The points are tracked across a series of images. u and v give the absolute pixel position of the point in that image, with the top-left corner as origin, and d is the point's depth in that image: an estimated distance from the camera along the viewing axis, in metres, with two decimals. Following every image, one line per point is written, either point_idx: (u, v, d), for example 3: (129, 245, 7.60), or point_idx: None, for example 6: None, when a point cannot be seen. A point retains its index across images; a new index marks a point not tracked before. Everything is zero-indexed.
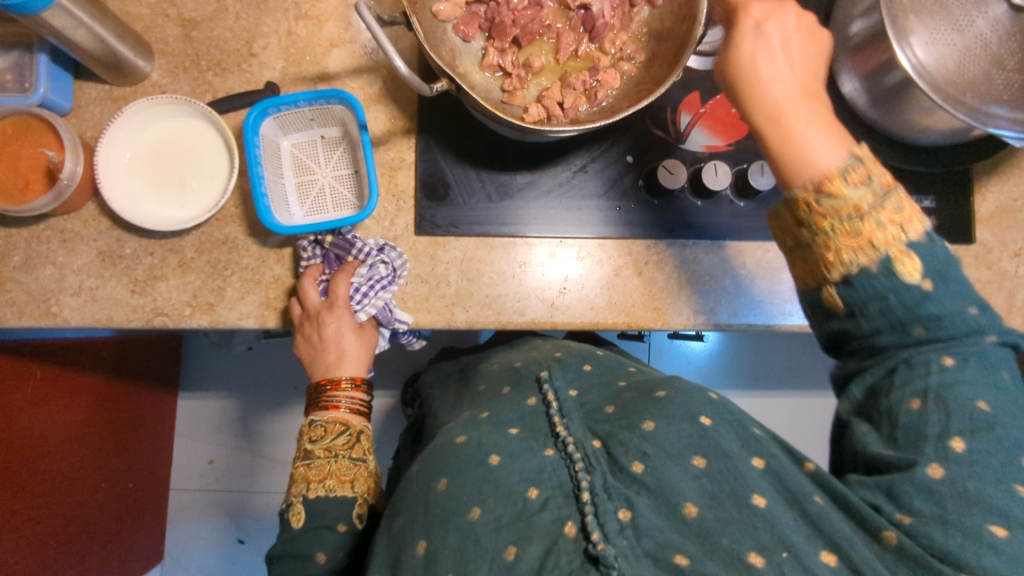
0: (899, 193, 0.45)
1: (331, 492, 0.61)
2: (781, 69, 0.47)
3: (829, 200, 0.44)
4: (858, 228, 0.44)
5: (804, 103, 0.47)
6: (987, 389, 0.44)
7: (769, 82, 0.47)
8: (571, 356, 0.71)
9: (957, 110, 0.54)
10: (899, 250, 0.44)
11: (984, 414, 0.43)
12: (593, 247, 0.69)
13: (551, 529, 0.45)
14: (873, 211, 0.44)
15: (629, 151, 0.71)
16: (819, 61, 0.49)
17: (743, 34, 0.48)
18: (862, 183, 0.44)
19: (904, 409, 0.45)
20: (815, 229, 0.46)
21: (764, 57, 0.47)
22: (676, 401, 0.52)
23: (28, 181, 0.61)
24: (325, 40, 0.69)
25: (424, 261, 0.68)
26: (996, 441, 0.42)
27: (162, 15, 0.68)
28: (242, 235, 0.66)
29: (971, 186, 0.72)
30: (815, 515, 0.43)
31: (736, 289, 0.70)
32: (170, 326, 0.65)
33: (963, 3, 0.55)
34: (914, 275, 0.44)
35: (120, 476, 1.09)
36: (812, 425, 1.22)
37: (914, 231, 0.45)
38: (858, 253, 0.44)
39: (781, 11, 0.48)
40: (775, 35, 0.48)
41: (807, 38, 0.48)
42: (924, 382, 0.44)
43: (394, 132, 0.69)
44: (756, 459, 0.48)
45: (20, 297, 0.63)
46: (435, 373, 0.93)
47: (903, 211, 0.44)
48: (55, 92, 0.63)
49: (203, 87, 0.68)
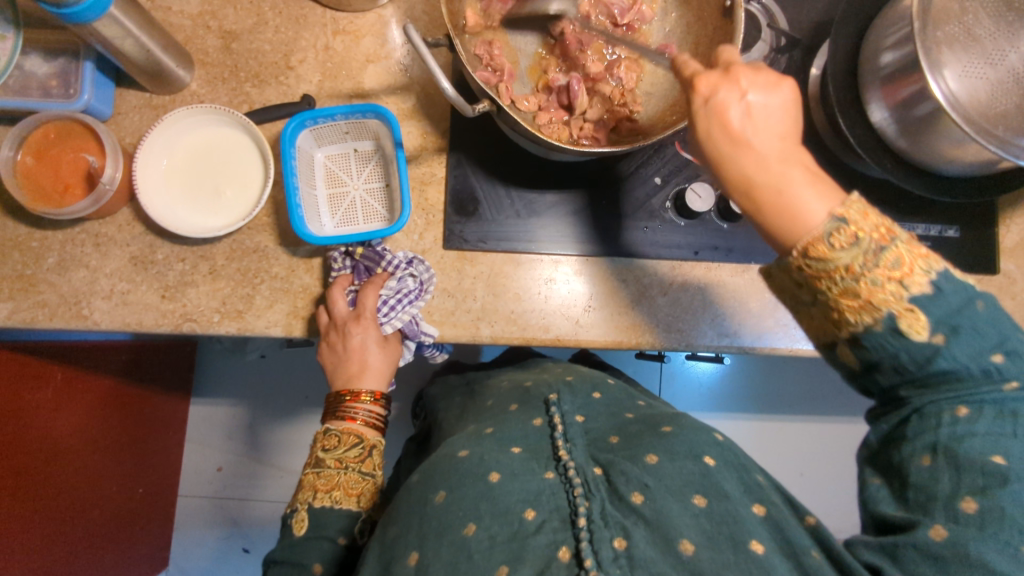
0: (897, 244, 0.42)
1: (336, 503, 0.62)
2: (747, 138, 0.43)
3: (817, 264, 0.42)
4: (854, 289, 0.42)
5: (797, 173, 0.43)
6: (1004, 440, 0.42)
7: (734, 156, 0.44)
8: (582, 382, 0.71)
9: (989, 142, 0.55)
10: (902, 306, 0.42)
11: (1000, 467, 0.41)
12: (619, 267, 0.70)
13: (544, 553, 0.45)
14: (867, 271, 0.41)
15: (657, 173, 0.72)
16: (791, 114, 0.44)
17: (696, 114, 0.45)
18: (849, 245, 0.41)
19: (914, 462, 0.44)
20: (812, 289, 0.44)
21: (717, 128, 0.44)
22: (681, 437, 0.54)
23: (67, 185, 0.62)
24: (361, 55, 0.70)
25: (451, 275, 0.68)
26: (1012, 498, 0.40)
27: (203, 26, 0.69)
28: (273, 244, 0.67)
29: (995, 216, 0.74)
30: (809, 565, 0.45)
31: (762, 313, 0.70)
32: (198, 333, 0.65)
33: (996, 37, 0.56)
34: (920, 331, 0.42)
35: (132, 481, 1.09)
36: (824, 451, 1.22)
37: (917, 285, 0.42)
38: (862, 314, 0.42)
39: (728, 83, 0.44)
40: (734, 114, 0.43)
41: (768, 98, 0.43)
42: (934, 436, 0.43)
43: (425, 147, 0.70)
44: (757, 506, 0.49)
45: (52, 298, 0.64)
46: (440, 389, 0.94)
47: (901, 267, 0.41)
48: (98, 99, 0.64)
49: (240, 98, 0.69)
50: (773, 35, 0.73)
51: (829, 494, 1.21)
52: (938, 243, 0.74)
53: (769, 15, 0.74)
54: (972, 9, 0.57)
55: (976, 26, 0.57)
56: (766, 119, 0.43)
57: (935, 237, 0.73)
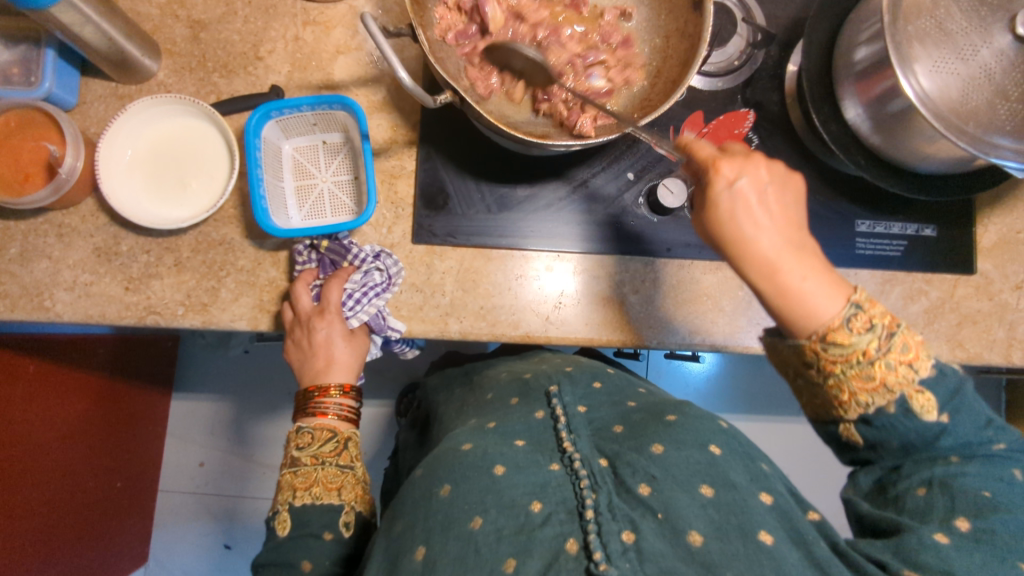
0: (903, 330, 0.45)
1: (317, 499, 0.61)
2: (754, 224, 0.47)
3: (836, 347, 0.45)
4: (870, 372, 0.45)
5: (797, 257, 0.47)
6: (991, 481, 0.46)
7: (754, 240, 0.47)
8: (582, 371, 0.69)
9: (959, 138, 0.54)
10: (912, 389, 0.45)
11: (988, 499, 0.45)
12: (592, 264, 0.69)
13: (552, 545, 0.44)
14: (882, 355, 0.44)
15: (630, 168, 0.71)
16: (797, 207, 0.49)
17: (718, 195, 0.48)
18: (865, 329, 0.45)
19: (911, 493, 0.48)
20: (824, 372, 0.46)
21: (742, 212, 0.47)
22: (687, 426, 0.53)
23: (28, 174, 0.61)
24: (332, 46, 0.69)
25: (420, 270, 0.67)
26: (1002, 523, 0.44)
27: (170, 16, 0.68)
28: (239, 236, 0.66)
29: (972, 216, 0.73)
30: (822, 558, 0.44)
31: (736, 312, 0.69)
32: (162, 325, 0.65)
33: (969, 32, 0.55)
34: (930, 411, 0.46)
35: (110, 475, 1.09)
36: (811, 453, 1.21)
37: (924, 368, 0.45)
38: (874, 394, 0.45)
39: (749, 166, 0.48)
40: (750, 191, 0.47)
41: (781, 187, 0.48)
42: (929, 472, 0.47)
43: (395, 140, 0.69)
44: (764, 495, 0.48)
45: (14, 289, 0.63)
46: (439, 378, 0.92)
47: (909, 350, 0.45)
48: (61, 87, 0.64)
49: (208, 88, 0.68)
50: (750, 30, 0.72)
51: (814, 497, 1.20)
52: (914, 242, 0.73)
53: (746, 9, 0.73)
54: (944, 4, 0.56)
55: (948, 21, 0.56)
56: (775, 212, 0.47)
57: (911, 237, 0.73)
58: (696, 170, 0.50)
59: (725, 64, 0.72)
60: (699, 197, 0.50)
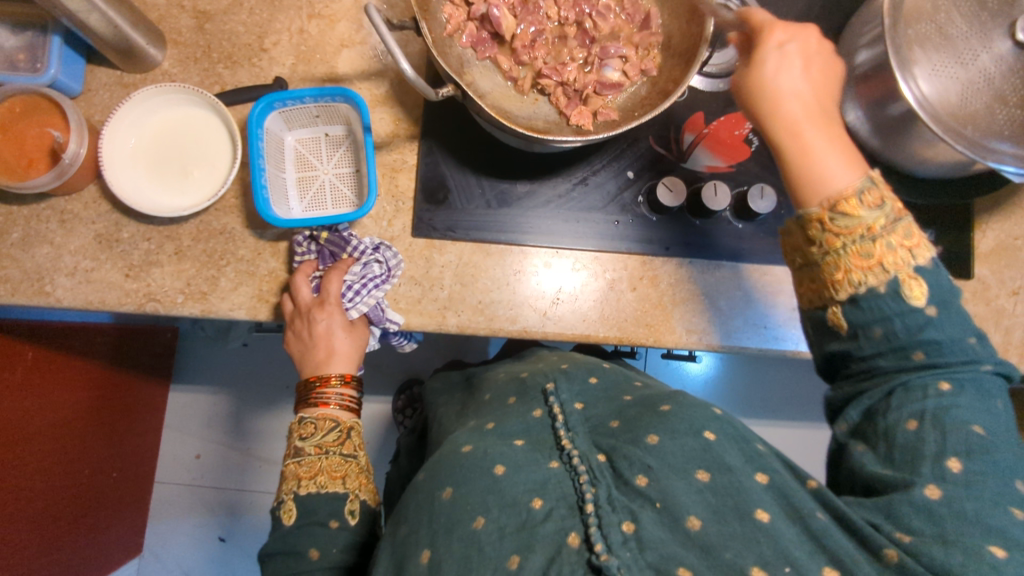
0: (909, 220, 0.47)
1: (321, 488, 0.60)
2: (789, 87, 0.51)
3: (843, 219, 0.47)
4: (870, 249, 0.46)
5: (820, 129, 0.51)
6: (980, 413, 0.45)
7: (786, 100, 0.51)
8: (578, 368, 0.70)
9: (956, 141, 0.54)
10: (907, 273, 0.46)
11: (980, 437, 0.43)
12: (590, 260, 0.69)
13: (554, 539, 0.44)
14: (884, 234, 0.46)
15: (630, 167, 0.71)
16: (831, 85, 0.53)
17: (766, 54, 0.52)
18: (875, 206, 0.47)
19: (900, 428, 0.45)
20: (827, 247, 0.48)
21: (782, 71, 0.51)
22: (680, 415, 0.52)
23: (31, 159, 0.61)
24: (336, 39, 0.70)
25: (419, 263, 0.68)
26: (992, 464, 0.42)
27: (176, 6, 0.69)
28: (240, 226, 0.67)
29: (971, 222, 0.74)
30: (818, 531, 0.43)
31: (731, 311, 0.70)
32: (162, 313, 0.65)
33: (969, 37, 0.56)
34: (918, 297, 0.46)
35: (106, 463, 1.09)
36: (806, 457, 1.21)
37: (922, 257, 0.47)
38: (868, 273, 0.47)
39: (801, 34, 0.52)
40: (794, 54, 0.52)
41: (823, 62, 0.52)
42: (921, 405, 0.45)
43: (397, 134, 0.70)
44: (759, 474, 0.47)
45: (15, 274, 0.63)
46: (440, 380, 0.93)
47: (912, 237, 0.47)
48: (66, 74, 0.64)
49: (212, 78, 0.69)
50: None
51: None
52: None
53: None
54: (945, 8, 0.56)
55: (948, 26, 0.56)
56: (810, 82, 0.51)
57: None
58: (749, 36, 0.55)
59: (727, 65, 0.73)
60: (745, 62, 0.54)
